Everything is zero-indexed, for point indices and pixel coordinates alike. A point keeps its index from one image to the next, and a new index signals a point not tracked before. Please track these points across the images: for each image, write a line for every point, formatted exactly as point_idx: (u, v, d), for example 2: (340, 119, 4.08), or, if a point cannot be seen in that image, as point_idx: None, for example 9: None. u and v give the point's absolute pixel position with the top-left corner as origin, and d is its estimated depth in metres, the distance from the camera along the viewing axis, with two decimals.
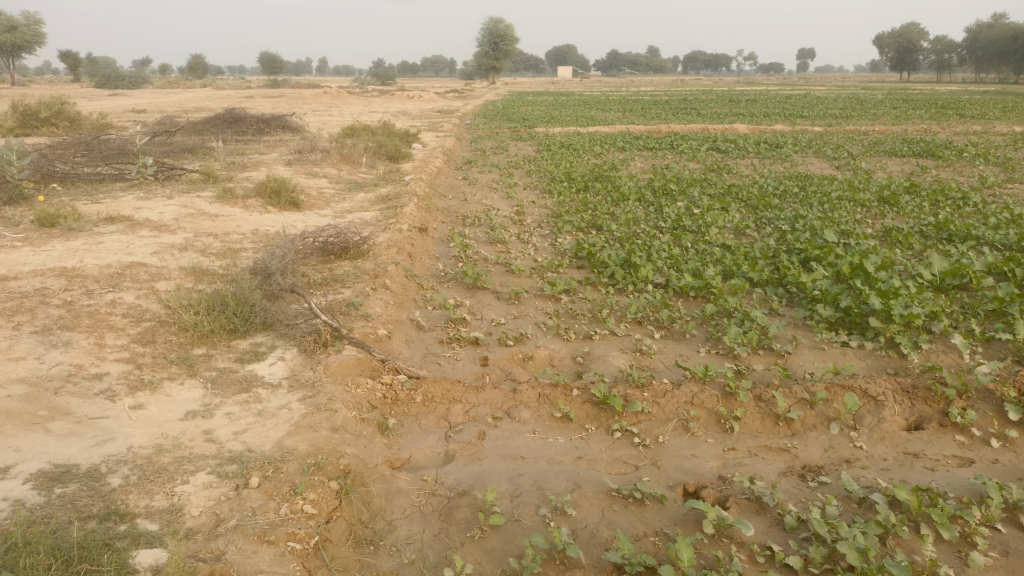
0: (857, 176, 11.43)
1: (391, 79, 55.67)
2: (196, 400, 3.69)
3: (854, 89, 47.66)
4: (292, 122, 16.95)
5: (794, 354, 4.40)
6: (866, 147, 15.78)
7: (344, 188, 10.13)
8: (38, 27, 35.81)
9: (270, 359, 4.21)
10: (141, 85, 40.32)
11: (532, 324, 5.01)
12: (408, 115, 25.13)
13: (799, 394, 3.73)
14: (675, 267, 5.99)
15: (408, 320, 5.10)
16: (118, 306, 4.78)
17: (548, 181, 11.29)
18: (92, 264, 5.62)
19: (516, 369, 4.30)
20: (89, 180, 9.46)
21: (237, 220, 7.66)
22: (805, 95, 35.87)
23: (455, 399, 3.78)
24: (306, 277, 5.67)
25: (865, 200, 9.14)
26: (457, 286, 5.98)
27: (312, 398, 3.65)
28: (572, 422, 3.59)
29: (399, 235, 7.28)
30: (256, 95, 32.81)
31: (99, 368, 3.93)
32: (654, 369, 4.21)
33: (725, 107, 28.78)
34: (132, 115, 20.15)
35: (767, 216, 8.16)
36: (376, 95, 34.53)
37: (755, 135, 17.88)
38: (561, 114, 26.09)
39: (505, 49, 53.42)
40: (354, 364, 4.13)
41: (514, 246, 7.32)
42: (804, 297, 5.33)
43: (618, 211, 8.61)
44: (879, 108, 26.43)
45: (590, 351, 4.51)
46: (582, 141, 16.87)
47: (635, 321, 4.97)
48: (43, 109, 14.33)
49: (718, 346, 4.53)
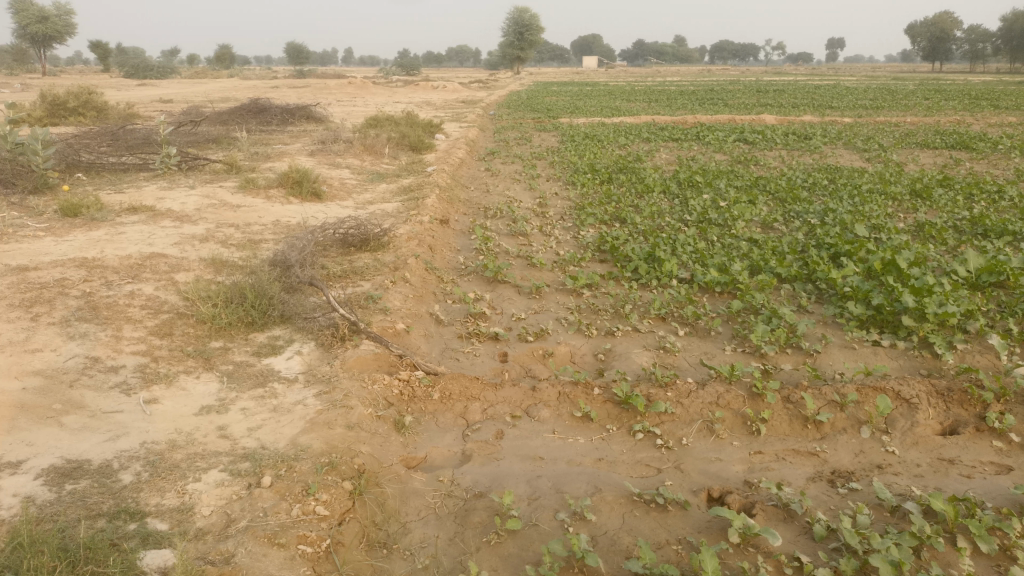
0: (888, 169, 11.16)
1: (415, 69, 55.64)
2: (211, 395, 3.64)
3: (885, 79, 46.78)
4: (317, 113, 16.96)
5: (824, 353, 4.26)
6: (898, 139, 15.43)
7: (366, 179, 10.09)
8: (69, 18, 36.23)
9: (287, 353, 4.16)
10: (169, 76, 40.69)
11: (553, 319, 4.91)
12: (432, 105, 25.08)
13: (829, 395, 3.60)
14: (700, 262, 5.86)
15: (427, 313, 5.03)
16: (136, 297, 4.76)
17: (572, 172, 11.17)
18: (113, 255, 5.62)
19: (535, 366, 4.21)
20: (114, 170, 9.50)
21: (258, 211, 7.64)
22: (834, 86, 35.30)
23: (473, 396, 3.70)
24: (325, 269, 5.62)
25: (897, 194, 8.91)
26: (478, 280, 5.89)
27: (328, 394, 3.59)
28: (593, 422, 3.49)
29: (420, 227, 7.21)
30: (281, 85, 32.95)
31: (115, 361, 3.90)
32: (678, 368, 4.09)
33: (751, 98, 28.33)
34: (158, 104, 20.31)
35: (796, 209, 7.98)
36: (400, 86, 34.53)
37: (783, 127, 17.58)
38: (586, 104, 25.88)
39: (530, 39, 53.17)
40: (372, 359, 4.06)
41: (536, 239, 7.22)
42: (834, 294, 5.17)
43: (642, 204, 8.47)
44: (911, 99, 25.85)
45: (612, 348, 4.41)
46: (606, 132, 16.70)
47: (658, 317, 4.85)
48: (71, 99, 14.45)
49: (744, 344, 4.40)
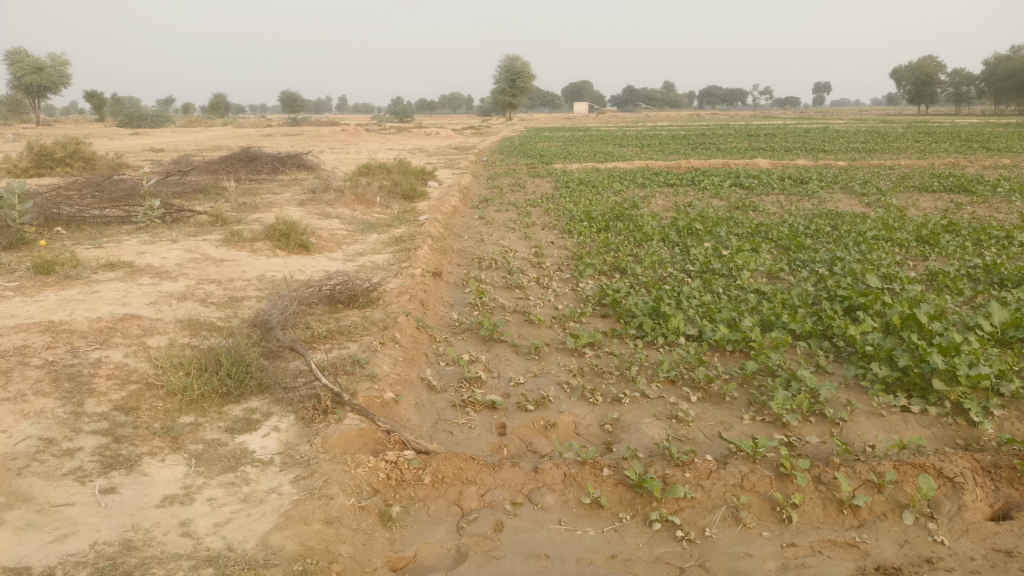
0: (890, 213, 10.94)
1: (409, 116, 56.07)
2: (176, 481, 3.26)
3: (874, 121, 47.18)
4: (308, 161, 16.77)
5: (851, 423, 3.91)
6: (895, 182, 15.26)
7: (357, 230, 9.80)
8: (63, 68, 36.31)
9: (263, 430, 3.77)
10: (163, 124, 40.86)
11: (554, 384, 4.55)
12: (425, 152, 24.99)
13: (865, 474, 3.24)
14: (708, 318, 5.53)
15: (419, 378, 4.67)
16: (103, 366, 4.39)
17: (568, 220, 10.90)
18: (82, 317, 5.26)
19: (537, 440, 3.84)
20: (95, 223, 9.19)
21: (243, 265, 7.32)
22: (823, 129, 35.35)
23: (468, 479, 3.32)
24: (309, 330, 5.26)
25: (903, 240, 8.65)
26: (472, 338, 5.54)
27: (305, 480, 3.21)
28: (603, 510, 3.11)
29: (412, 281, 6.88)
30: (275, 133, 33.04)
31: (72, 442, 3.52)
32: (694, 443, 3.73)
33: (744, 141, 28.38)
34: (149, 154, 20.10)
35: (801, 257, 7.69)
36: (394, 133, 34.62)
37: (779, 171, 17.44)
38: (580, 149, 25.85)
39: (523, 86, 53.81)
40: (356, 436, 3.69)
41: (533, 292, 6.89)
42: (853, 353, 4.84)
43: (641, 253, 8.19)
44: (901, 142, 25.86)
45: (620, 418, 4.04)
46: (601, 178, 16.50)
47: (668, 380, 4.50)
48: (58, 150, 14.23)
49: (764, 412, 4.05)
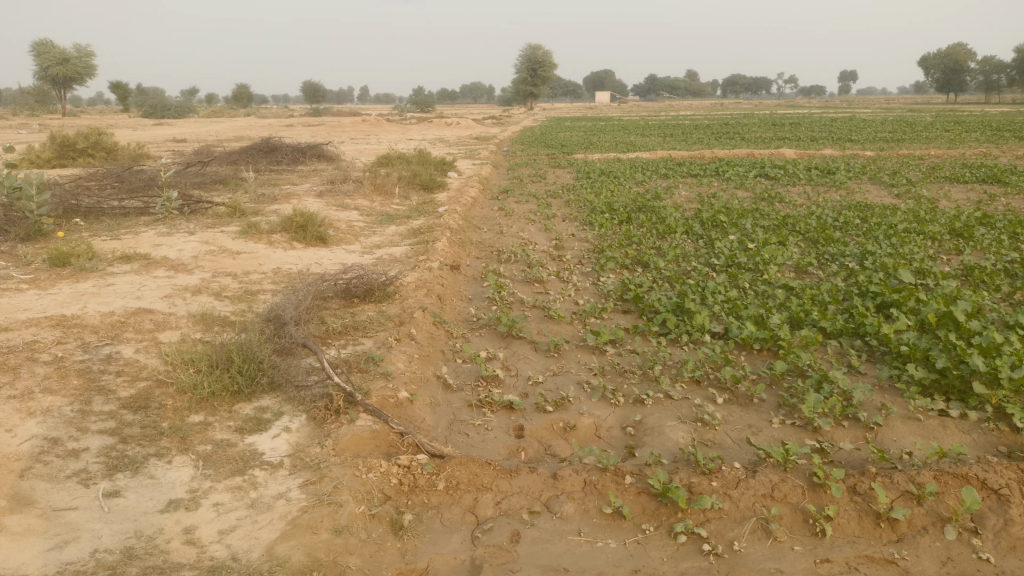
0: (922, 205, 10.61)
1: (430, 107, 56.00)
2: (182, 484, 3.15)
3: (901, 111, 46.30)
4: (328, 151, 16.68)
5: (886, 428, 3.72)
6: (926, 172, 14.85)
7: (375, 221, 9.69)
8: (89, 59, 36.53)
9: (274, 431, 3.66)
10: (186, 114, 41.11)
11: (574, 384, 4.39)
12: (446, 142, 24.83)
13: (903, 485, 3.06)
14: (734, 314, 5.34)
15: (434, 377, 4.54)
16: (113, 362, 4.31)
17: (589, 212, 10.71)
18: (94, 311, 5.19)
19: (556, 443, 3.70)
20: (114, 215, 9.16)
21: (259, 258, 7.22)
22: (850, 119, 34.71)
23: (484, 486, 3.18)
24: (323, 325, 5.15)
25: (936, 233, 8.37)
26: (490, 334, 5.39)
27: (314, 486, 3.10)
28: (625, 521, 2.95)
29: (429, 274, 6.75)
30: (296, 124, 33.08)
31: (78, 443, 3.43)
32: (721, 448, 3.56)
33: (768, 131, 27.90)
34: (171, 144, 20.15)
35: (830, 251, 7.46)
36: (415, 123, 34.52)
37: (805, 161, 17.09)
38: (601, 139, 25.57)
39: (544, 75, 53.51)
40: (368, 438, 3.57)
41: (553, 286, 6.73)
42: (887, 353, 4.64)
43: (664, 246, 7.99)
44: (931, 131, 25.28)
45: (642, 421, 3.88)
46: (623, 168, 16.26)
47: (692, 380, 4.33)
48: (80, 140, 14.26)
49: (794, 416, 3.87)
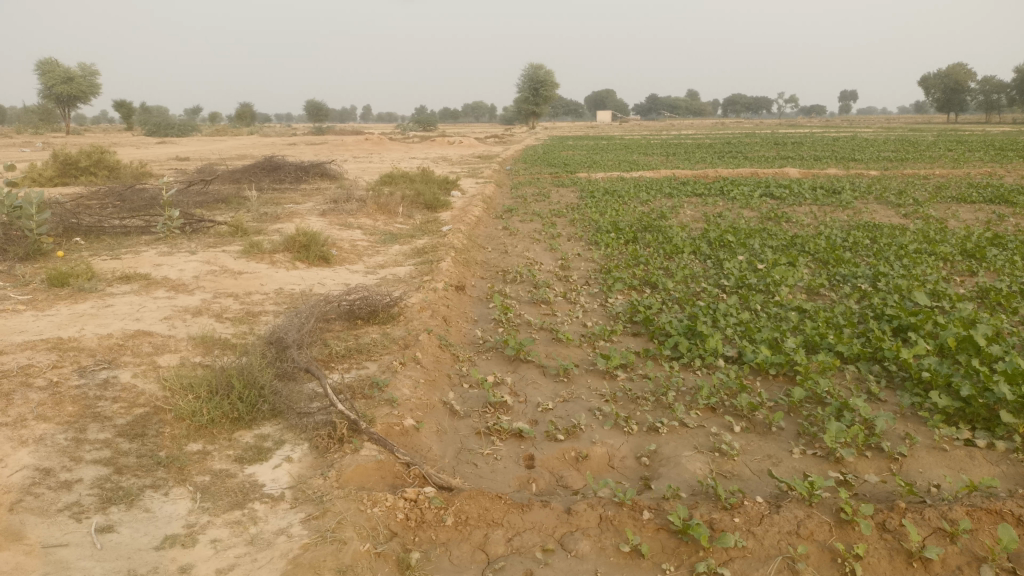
0: (930, 225, 10.50)
1: (433, 125, 56.14)
2: (178, 519, 3.01)
3: (902, 131, 46.37)
4: (331, 170, 16.63)
5: (911, 459, 3.58)
6: (932, 192, 14.75)
7: (379, 240, 9.58)
8: (94, 79, 36.68)
9: (275, 460, 3.52)
10: (189, 132, 41.24)
11: (585, 410, 4.26)
12: (449, 161, 24.80)
13: (935, 521, 2.91)
14: (747, 338, 5.20)
15: (441, 403, 4.40)
16: (109, 387, 4.18)
17: (594, 231, 10.61)
18: (92, 333, 5.06)
19: (568, 474, 3.56)
20: (114, 234, 9.06)
21: (261, 278, 7.11)
22: (852, 137, 34.73)
23: (494, 521, 3.04)
24: (326, 348, 5.02)
25: (948, 253, 8.25)
26: (497, 358, 5.26)
27: (316, 521, 2.95)
28: (644, 559, 2.80)
29: (434, 295, 6.63)
30: (299, 142, 33.18)
31: (71, 473, 3.29)
32: (741, 480, 3.42)
33: (771, 150, 27.87)
34: (174, 163, 20.14)
35: (841, 272, 7.33)
36: (418, 141, 34.55)
37: (809, 180, 17.01)
38: (604, 158, 25.52)
39: (546, 95, 53.69)
40: (373, 469, 3.43)
41: (560, 307, 6.61)
42: (907, 379, 4.50)
43: (672, 266, 7.87)
44: (934, 151, 25.27)
45: (657, 450, 3.74)
46: (627, 187, 16.18)
47: (708, 407, 4.19)
48: (83, 159, 14.21)
49: (815, 446, 3.73)
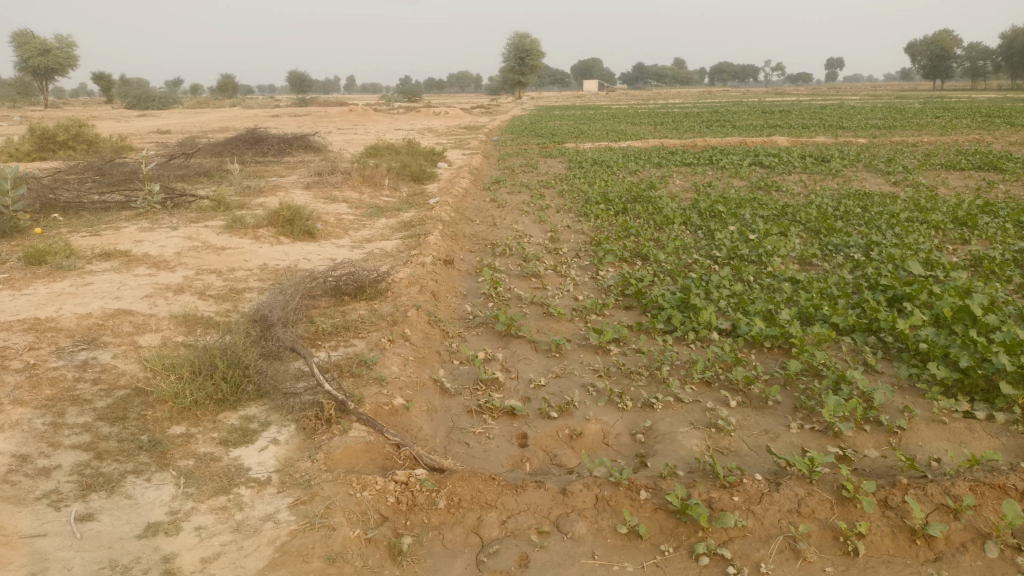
0: (921, 193, 10.44)
1: (418, 96, 55.42)
2: (161, 505, 2.91)
3: (889, 98, 46.20)
4: (316, 142, 16.35)
5: (909, 433, 3.53)
6: (921, 160, 14.69)
7: (365, 214, 9.42)
8: (71, 50, 35.86)
9: (261, 443, 3.42)
10: (170, 104, 40.54)
11: (578, 387, 4.17)
12: (435, 132, 24.50)
13: (938, 497, 2.86)
14: (741, 310, 5.12)
15: (431, 381, 4.30)
16: (88, 369, 4.05)
17: (584, 202, 10.49)
18: (70, 312, 4.92)
19: (562, 453, 3.48)
20: (93, 209, 8.85)
21: (245, 253, 6.95)
22: (840, 105, 34.58)
23: (488, 503, 2.96)
24: (312, 325, 4.90)
25: (939, 222, 8.18)
26: (488, 333, 5.16)
27: (304, 506, 2.86)
28: (642, 541, 2.73)
29: (422, 269, 6.51)
30: (283, 114, 32.72)
31: (48, 460, 3.18)
32: (738, 457, 3.36)
33: (760, 119, 27.68)
34: (155, 136, 19.74)
35: (833, 242, 7.26)
36: (403, 113, 34.08)
37: (799, 149, 16.90)
38: (592, 128, 25.27)
39: (532, 64, 53.05)
40: (363, 451, 3.34)
41: (550, 280, 6.51)
42: (904, 350, 4.44)
43: (663, 237, 7.77)
44: (921, 118, 25.16)
45: (653, 427, 3.67)
46: (615, 157, 16.02)
47: (703, 382, 4.12)
48: (60, 132, 13.87)
49: (813, 420, 3.67)
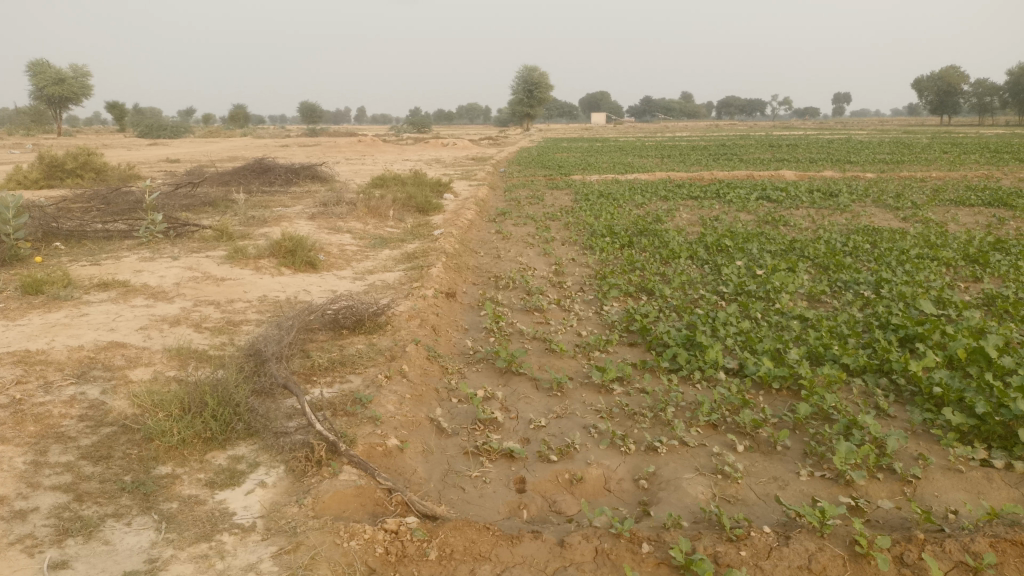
0: (930, 229, 10.30)
1: (427, 128, 55.89)
2: (140, 552, 2.78)
3: (897, 132, 46.29)
4: (323, 172, 16.39)
5: (924, 482, 3.38)
6: (930, 195, 14.58)
7: (368, 245, 9.35)
8: (85, 80, 36.32)
9: (248, 485, 3.29)
10: (181, 134, 40.92)
11: (579, 428, 4.04)
12: (442, 163, 24.58)
13: (957, 554, 2.70)
14: (749, 348, 4.99)
15: (428, 420, 4.17)
16: (76, 405, 3.94)
17: (589, 235, 10.40)
18: (62, 345, 4.82)
19: (561, 500, 3.34)
20: (96, 238, 8.81)
21: (245, 284, 6.87)
22: (846, 139, 34.65)
23: (482, 555, 2.81)
24: (308, 360, 4.78)
25: (951, 259, 8.04)
26: (488, 370, 5.03)
27: (288, 556, 2.73)
28: None
29: (423, 303, 6.40)
30: (292, 143, 32.96)
31: (26, 502, 3.06)
32: (745, 506, 3.21)
33: (767, 152, 27.67)
34: (164, 165, 19.89)
35: (843, 278, 7.13)
36: (411, 144, 34.29)
37: (806, 183, 16.82)
38: (599, 160, 25.32)
39: (540, 97, 53.45)
40: (353, 496, 3.21)
41: (554, 315, 6.40)
42: (917, 393, 4.29)
43: (669, 272, 7.66)
44: (928, 153, 25.11)
45: (657, 472, 3.52)
46: (622, 190, 15.98)
47: (709, 424, 3.98)
48: (69, 161, 13.93)
49: (823, 467, 3.52)
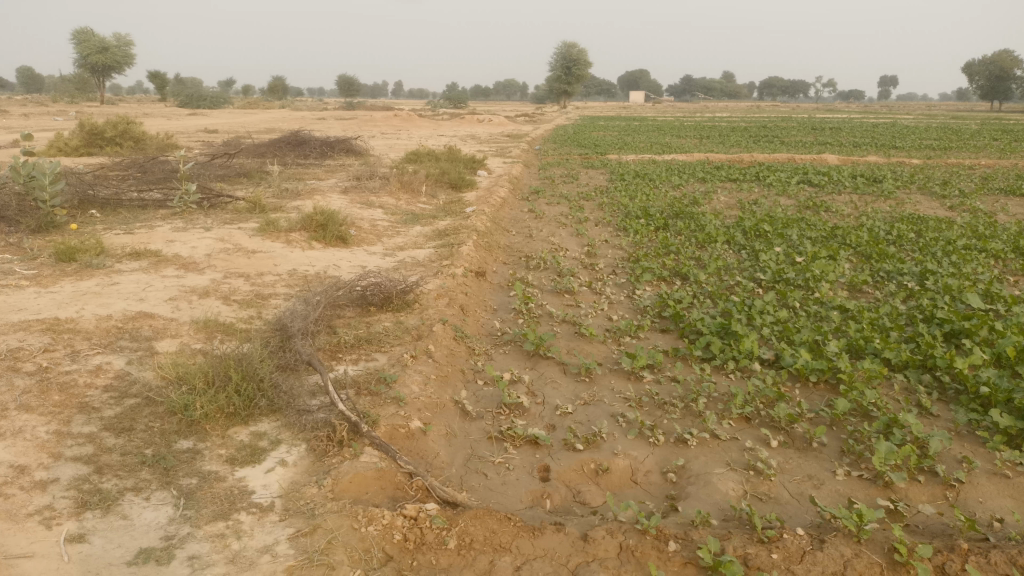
0: (978, 219, 9.94)
1: (463, 103, 55.64)
2: (157, 529, 2.74)
3: (944, 116, 45.01)
4: (358, 146, 16.34)
5: (967, 487, 3.22)
6: (978, 183, 14.08)
7: (400, 221, 9.29)
8: (128, 48, 36.69)
9: (268, 463, 3.25)
10: (220, 104, 41.22)
11: (607, 416, 3.93)
12: (477, 139, 24.37)
13: (1003, 567, 2.56)
14: (785, 339, 4.83)
15: (452, 403, 4.10)
16: (101, 375, 3.93)
17: (623, 216, 10.22)
18: (91, 314, 4.83)
19: (586, 490, 3.25)
20: (131, 206, 8.86)
21: (275, 257, 6.85)
22: (891, 124, 33.79)
23: (502, 546, 2.73)
24: (334, 337, 4.73)
25: (999, 251, 7.74)
26: (515, 352, 4.94)
27: (305, 539, 2.69)
28: None
29: (452, 281, 6.32)
30: (329, 116, 32.99)
31: (47, 473, 3.04)
32: (778, 505, 3.09)
33: (808, 135, 27.03)
34: (201, 135, 19.99)
35: (885, 269, 6.88)
36: (447, 120, 34.13)
37: (849, 168, 16.36)
38: (635, 139, 24.93)
39: (578, 74, 52.79)
40: (372, 480, 3.15)
41: (585, 298, 6.28)
42: (962, 392, 4.11)
43: (705, 256, 7.48)
44: (977, 139, 24.32)
45: (686, 465, 3.41)
46: (658, 171, 15.69)
47: (742, 417, 3.84)
48: (109, 129, 14.04)
49: (861, 467, 3.38)
